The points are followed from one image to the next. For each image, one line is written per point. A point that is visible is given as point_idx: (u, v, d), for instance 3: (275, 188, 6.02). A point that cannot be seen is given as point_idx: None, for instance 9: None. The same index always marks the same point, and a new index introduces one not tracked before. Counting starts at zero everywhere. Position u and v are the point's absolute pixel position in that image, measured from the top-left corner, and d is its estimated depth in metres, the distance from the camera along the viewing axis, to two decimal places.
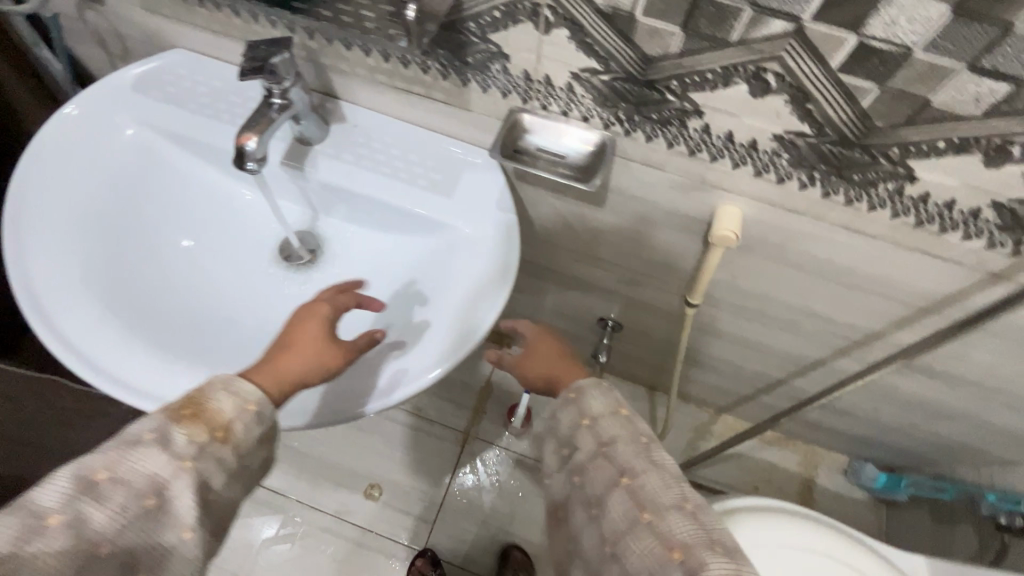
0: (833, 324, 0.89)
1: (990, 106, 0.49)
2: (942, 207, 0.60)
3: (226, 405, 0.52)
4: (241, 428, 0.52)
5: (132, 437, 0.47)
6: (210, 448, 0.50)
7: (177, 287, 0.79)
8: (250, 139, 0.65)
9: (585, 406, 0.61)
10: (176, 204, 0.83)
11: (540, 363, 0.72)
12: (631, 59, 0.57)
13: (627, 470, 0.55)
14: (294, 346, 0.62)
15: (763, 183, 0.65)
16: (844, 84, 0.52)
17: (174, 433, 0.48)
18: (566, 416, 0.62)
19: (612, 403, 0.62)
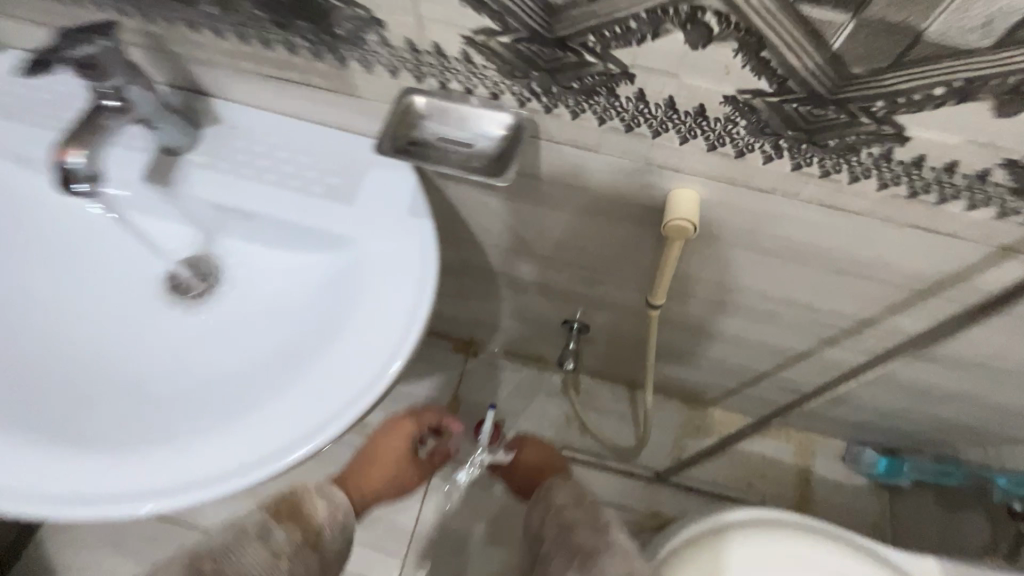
0: (820, 312, 0.77)
1: (1002, 35, 0.37)
2: (941, 172, 0.48)
3: (320, 511, 0.68)
4: (328, 533, 0.68)
5: (244, 531, 0.62)
6: (301, 550, 0.65)
7: (38, 338, 0.66)
8: (74, 155, 0.52)
9: (552, 498, 0.71)
10: (31, 241, 0.69)
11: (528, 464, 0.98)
12: (534, 12, 0.44)
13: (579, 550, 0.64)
14: (383, 456, 0.91)
15: (719, 158, 0.53)
16: (807, 20, 0.39)
17: (275, 530, 0.64)
18: (538, 509, 0.73)
19: (573, 491, 0.72)
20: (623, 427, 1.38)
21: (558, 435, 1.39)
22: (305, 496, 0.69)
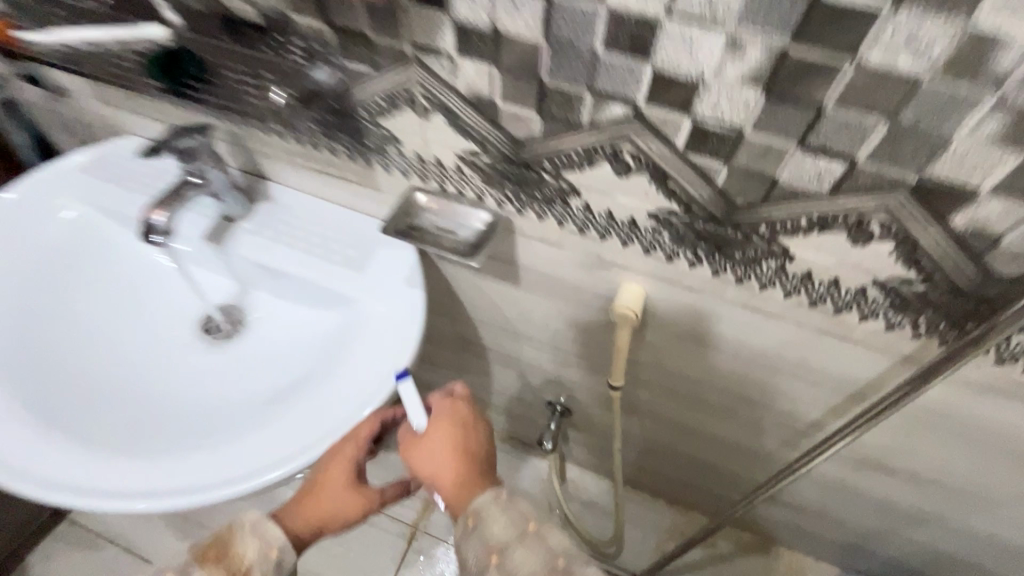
0: (777, 412, 0.81)
1: (835, 184, 0.47)
2: (829, 287, 0.57)
3: (249, 550, 0.59)
4: None
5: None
6: None
7: (70, 347, 0.77)
8: (158, 214, 0.68)
9: (488, 537, 0.51)
10: (100, 282, 0.83)
11: (439, 459, 0.57)
12: (502, 142, 0.58)
13: None
14: (319, 491, 0.63)
15: (654, 261, 0.64)
16: (695, 164, 0.51)
17: None
18: (471, 550, 0.52)
19: (512, 522, 0.52)
20: (604, 523, 1.36)
21: None
22: (244, 522, 0.60)
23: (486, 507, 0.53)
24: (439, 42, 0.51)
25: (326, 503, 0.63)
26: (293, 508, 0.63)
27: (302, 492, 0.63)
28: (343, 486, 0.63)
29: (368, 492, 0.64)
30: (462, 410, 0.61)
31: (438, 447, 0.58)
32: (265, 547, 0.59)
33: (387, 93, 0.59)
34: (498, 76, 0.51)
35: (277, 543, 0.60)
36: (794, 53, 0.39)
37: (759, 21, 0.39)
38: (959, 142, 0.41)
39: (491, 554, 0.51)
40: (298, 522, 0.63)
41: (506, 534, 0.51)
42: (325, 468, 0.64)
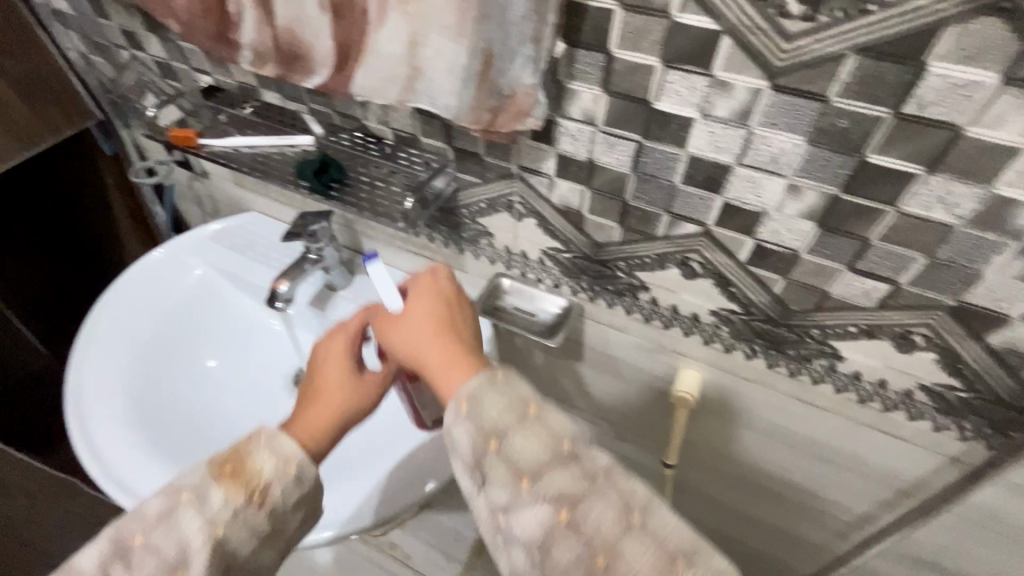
0: (826, 502, 0.83)
1: (881, 299, 0.54)
2: (877, 386, 0.63)
3: (267, 464, 0.50)
4: (277, 491, 0.50)
5: (172, 499, 0.48)
6: (244, 513, 0.48)
7: (190, 397, 0.88)
8: (283, 284, 0.80)
9: (485, 422, 0.49)
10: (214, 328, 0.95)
11: (430, 335, 0.55)
12: (583, 243, 0.68)
13: (525, 473, 0.47)
14: (321, 400, 0.57)
15: (712, 351, 0.72)
16: (755, 275, 0.59)
17: (213, 493, 0.48)
18: (472, 440, 0.49)
19: (514, 403, 0.50)
20: None
21: None
22: (259, 434, 0.52)
23: (481, 383, 0.50)
24: (542, 166, 0.62)
25: (330, 411, 0.57)
26: (292, 422, 0.56)
27: (306, 402, 0.58)
28: (348, 387, 0.58)
29: (374, 386, 0.59)
30: (445, 290, 0.60)
31: (426, 327, 0.56)
32: (285, 462, 0.51)
33: (489, 199, 0.71)
34: (588, 193, 0.62)
35: (294, 458, 0.51)
36: (844, 198, 0.49)
37: (815, 174, 0.48)
38: (990, 275, 0.48)
39: (489, 439, 0.48)
40: (307, 436, 0.55)
41: (504, 417, 0.49)
42: (318, 364, 0.60)
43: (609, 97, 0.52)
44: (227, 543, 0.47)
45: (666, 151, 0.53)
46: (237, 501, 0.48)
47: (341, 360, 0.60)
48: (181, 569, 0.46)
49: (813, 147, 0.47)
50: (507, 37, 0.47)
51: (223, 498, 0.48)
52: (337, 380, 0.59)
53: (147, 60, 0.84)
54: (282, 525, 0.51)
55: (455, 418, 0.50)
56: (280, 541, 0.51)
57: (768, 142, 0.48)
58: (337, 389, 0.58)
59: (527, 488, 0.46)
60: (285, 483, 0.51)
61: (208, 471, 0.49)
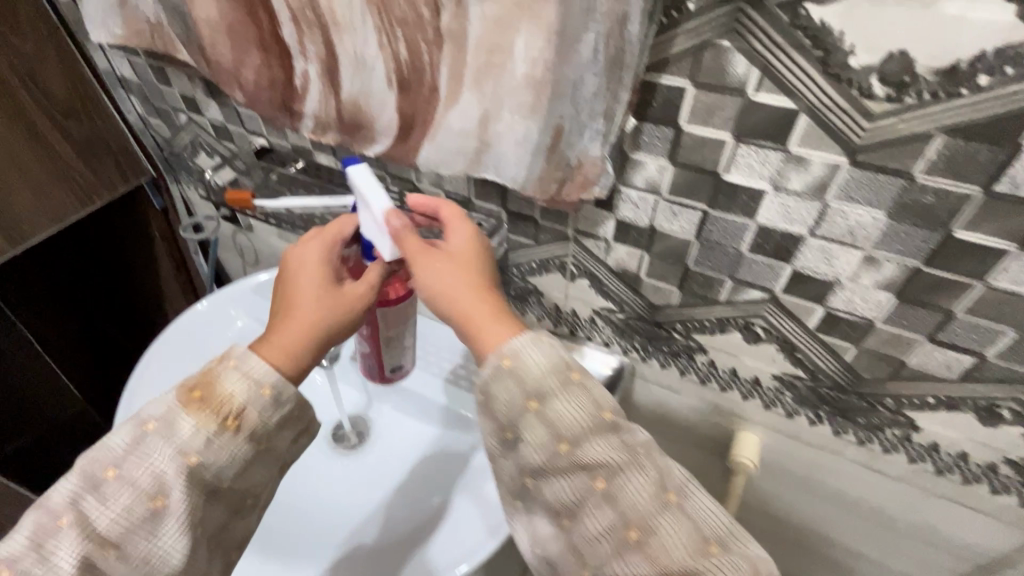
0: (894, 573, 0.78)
1: (964, 372, 0.52)
2: (956, 458, 0.60)
3: (238, 388, 0.48)
4: (252, 413, 0.48)
5: (139, 428, 0.47)
6: (219, 438, 0.47)
7: None
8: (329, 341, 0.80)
9: (527, 381, 0.47)
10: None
11: (453, 280, 0.51)
12: (639, 304, 0.67)
13: (564, 436, 0.45)
14: (297, 315, 0.52)
15: (773, 415, 0.69)
16: (824, 342, 0.58)
17: (182, 420, 0.47)
18: (506, 394, 0.47)
19: (557, 363, 0.48)
20: None
21: None
22: (228, 357, 0.50)
23: (522, 342, 0.48)
24: (600, 230, 0.62)
25: (308, 326, 0.52)
26: (266, 341, 0.52)
27: (280, 317, 0.53)
28: (325, 299, 0.53)
29: (355, 300, 0.54)
30: (460, 232, 0.55)
31: (449, 272, 0.52)
32: (256, 385, 0.48)
33: (541, 259, 0.71)
34: (647, 257, 0.61)
35: (269, 380, 0.49)
36: (926, 271, 0.47)
37: (895, 247, 0.47)
38: None
39: (528, 400, 0.46)
40: (286, 355, 0.51)
41: (547, 379, 0.47)
42: (293, 278, 0.55)
43: (676, 168, 0.52)
44: (206, 469, 0.47)
45: (734, 220, 0.53)
46: (210, 428, 0.47)
47: (318, 273, 0.54)
48: (161, 495, 0.46)
49: (894, 221, 0.46)
50: (580, 113, 0.48)
51: (193, 427, 0.47)
52: (317, 290, 0.54)
53: (203, 123, 0.86)
54: (264, 445, 0.50)
55: (494, 375, 0.47)
56: (273, 459, 0.51)
57: (844, 214, 0.47)
58: (315, 303, 0.53)
59: (566, 452, 0.45)
60: (261, 407, 0.49)
61: (175, 402, 0.48)
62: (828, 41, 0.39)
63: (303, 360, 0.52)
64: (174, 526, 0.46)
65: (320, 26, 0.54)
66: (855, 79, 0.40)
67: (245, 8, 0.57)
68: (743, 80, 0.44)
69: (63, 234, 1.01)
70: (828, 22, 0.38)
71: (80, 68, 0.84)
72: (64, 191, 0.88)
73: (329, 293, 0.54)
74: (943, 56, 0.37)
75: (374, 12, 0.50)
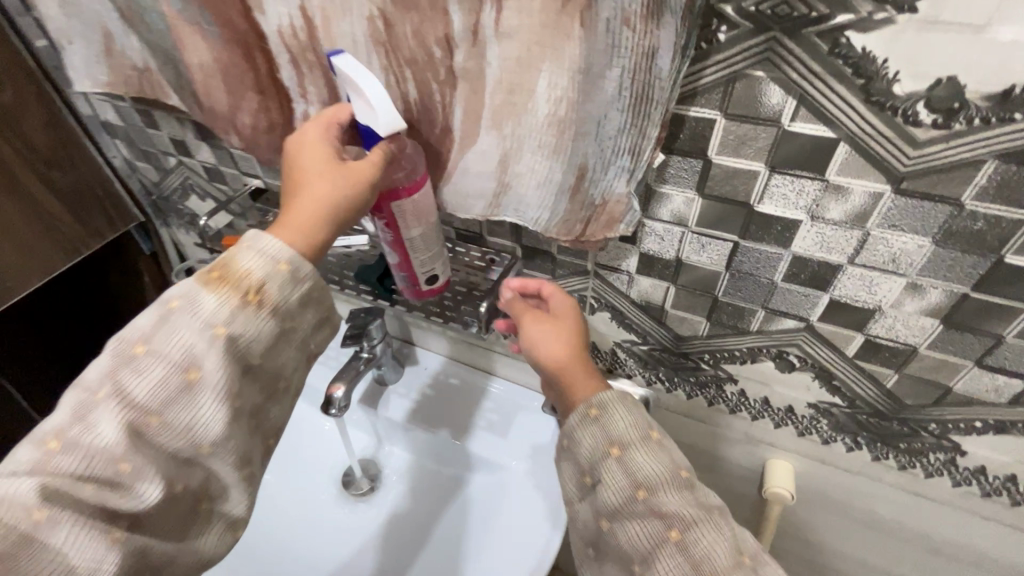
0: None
1: (1013, 396, 0.50)
2: (1004, 480, 0.58)
3: (254, 265, 0.45)
4: (274, 288, 0.45)
5: (164, 307, 0.44)
6: (243, 312, 0.44)
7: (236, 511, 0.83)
8: (339, 389, 0.76)
9: (612, 431, 0.47)
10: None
11: (550, 347, 0.53)
12: (664, 336, 0.65)
13: (643, 483, 0.44)
14: (304, 192, 0.47)
15: (808, 442, 0.67)
16: (863, 368, 0.55)
17: (203, 296, 0.44)
18: (589, 440, 0.48)
19: (637, 421, 0.48)
20: None
21: None
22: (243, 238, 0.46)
23: (611, 397, 0.49)
24: (622, 263, 0.60)
25: (319, 203, 0.47)
26: (281, 222, 0.47)
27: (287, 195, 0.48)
28: (335, 174, 0.47)
29: (365, 175, 0.47)
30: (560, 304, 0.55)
31: (550, 342, 0.54)
32: (273, 260, 0.45)
33: None
34: (673, 289, 0.59)
35: (285, 256, 0.46)
36: (974, 296, 0.45)
37: (940, 274, 0.45)
38: None
39: (611, 447, 0.46)
40: (302, 234, 0.47)
41: (630, 432, 0.47)
42: (295, 156, 0.48)
43: (704, 199, 0.50)
44: (237, 341, 0.44)
45: (768, 250, 0.51)
46: (230, 303, 0.44)
47: (321, 150, 0.48)
48: (195, 366, 0.43)
49: (940, 249, 0.44)
50: (605, 149, 0.46)
51: (216, 304, 0.44)
52: (323, 168, 0.47)
53: (194, 166, 0.83)
54: (289, 322, 0.47)
55: (582, 424, 0.49)
56: (295, 342, 0.49)
57: (887, 242, 0.45)
58: (321, 178, 0.47)
59: (642, 498, 0.44)
60: (281, 284, 0.46)
61: (195, 281, 0.45)
62: (870, 69, 0.37)
63: (322, 238, 0.48)
64: (209, 397, 0.43)
65: (321, 67, 0.52)
66: (900, 107, 0.38)
67: (240, 53, 0.54)
68: (778, 111, 0.42)
69: (47, 289, 0.95)
70: (871, 50, 0.36)
71: (61, 114, 0.80)
72: (48, 242, 0.84)
73: (335, 170, 0.47)
74: (995, 82, 0.35)
75: (380, 52, 0.47)
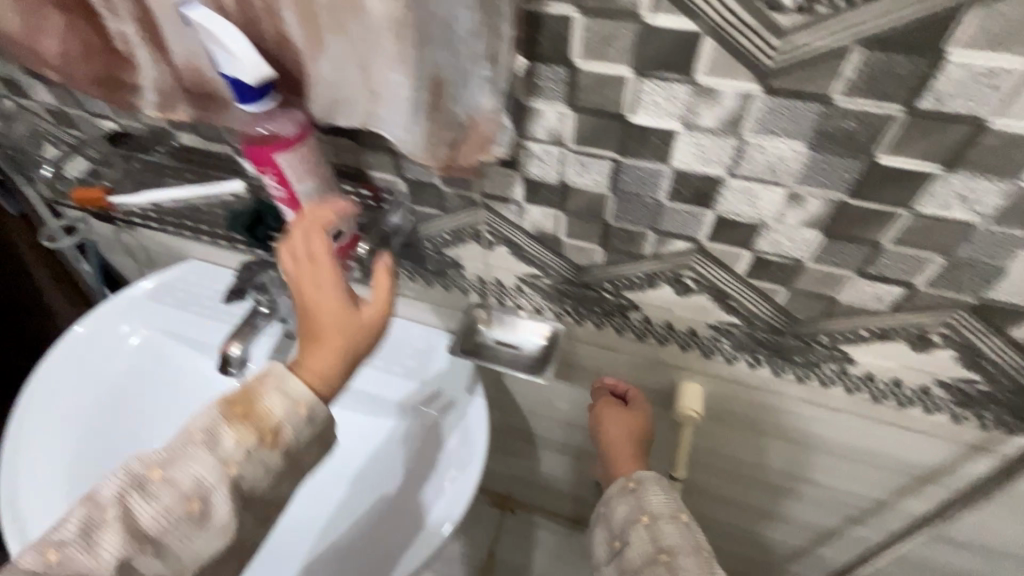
0: (841, 492, 0.81)
1: (894, 303, 0.50)
2: (891, 385, 0.59)
3: (277, 406, 0.47)
4: (290, 431, 0.48)
5: (185, 434, 0.45)
6: (255, 452, 0.46)
7: None
8: (234, 346, 0.71)
9: (645, 502, 0.60)
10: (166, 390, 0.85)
11: (614, 434, 0.69)
12: (564, 268, 0.62)
13: (665, 548, 0.56)
14: (323, 340, 0.49)
15: (713, 363, 0.67)
16: (755, 286, 0.54)
17: (224, 435, 0.45)
18: (623, 507, 0.61)
19: (670, 501, 0.61)
20: None
21: None
22: (268, 376, 0.48)
23: (648, 477, 0.62)
24: (509, 192, 0.55)
25: (335, 358, 0.49)
26: (303, 365, 0.49)
27: (305, 340, 0.49)
28: (349, 316, 0.49)
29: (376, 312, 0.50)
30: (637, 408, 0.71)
31: (618, 430, 0.69)
32: (292, 403, 0.48)
33: (454, 230, 0.64)
34: (563, 217, 0.55)
35: (304, 397, 0.48)
36: (853, 203, 0.43)
37: (819, 181, 0.43)
38: (1015, 272, 0.43)
39: (643, 515, 0.59)
40: (325, 376, 0.49)
41: (661, 506, 0.60)
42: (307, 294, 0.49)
43: (577, 113, 0.45)
44: (242, 481, 0.46)
45: (649, 166, 0.47)
46: (248, 443, 0.46)
47: (331, 290, 0.49)
48: (198, 500, 0.44)
49: (815, 153, 0.41)
50: (456, 60, 0.40)
51: (235, 439, 0.45)
52: (335, 310, 0.48)
53: (36, 109, 0.72)
54: (296, 459, 0.49)
55: (621, 494, 0.62)
56: (297, 473, 0.50)
57: (763, 149, 0.42)
58: (338, 333, 0.48)
59: (663, 560, 0.55)
60: (297, 422, 0.48)
61: (220, 409, 0.46)
62: None
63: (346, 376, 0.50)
64: (204, 532, 0.44)
65: None
66: None
67: None
68: (634, 2, 0.37)
69: None
70: None
71: None
72: None
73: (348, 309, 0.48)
74: None
75: None
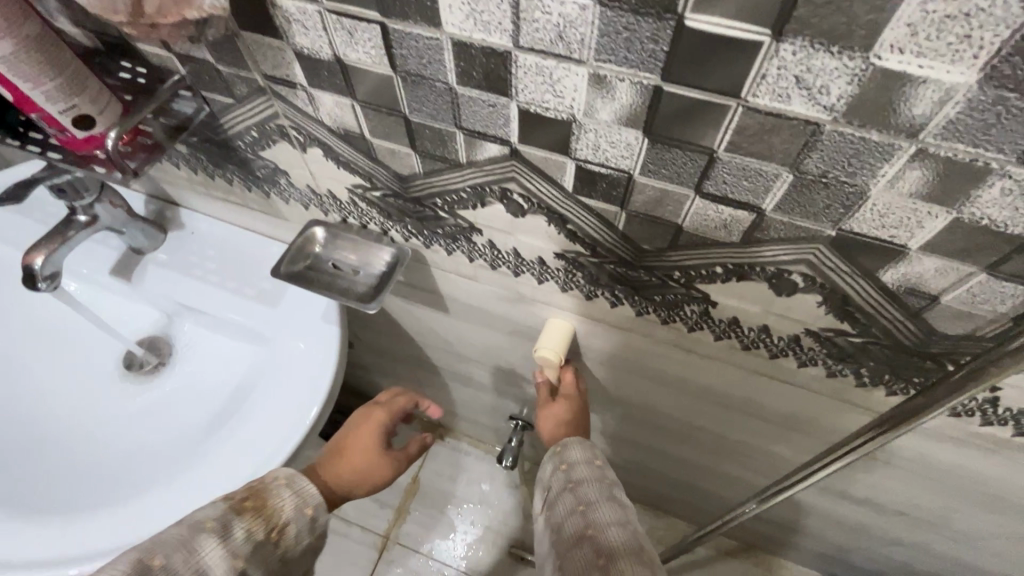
0: (731, 439, 0.75)
1: (744, 234, 0.40)
2: (759, 333, 0.50)
3: (289, 504, 0.50)
4: (295, 532, 0.51)
5: (195, 521, 0.45)
6: (263, 547, 0.48)
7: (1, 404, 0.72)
8: (36, 259, 0.62)
9: (565, 453, 0.58)
10: (87, 356, 0.78)
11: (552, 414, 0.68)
12: (387, 177, 0.51)
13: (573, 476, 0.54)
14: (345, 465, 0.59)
15: (574, 298, 0.58)
16: (589, 208, 0.44)
17: (235, 525, 0.46)
18: (548, 465, 0.58)
19: (589, 451, 0.58)
20: None
21: (513, 531, 1.29)
22: (279, 475, 0.51)
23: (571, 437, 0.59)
24: (290, 75, 0.44)
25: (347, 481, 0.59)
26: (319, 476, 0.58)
27: (332, 455, 0.60)
28: (380, 460, 0.61)
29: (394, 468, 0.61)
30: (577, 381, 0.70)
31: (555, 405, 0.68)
32: (303, 506, 0.51)
33: (258, 126, 0.52)
34: (360, 109, 0.44)
35: (312, 500, 0.52)
36: (668, 90, 0.32)
37: (620, 55, 0.31)
38: (878, 196, 0.33)
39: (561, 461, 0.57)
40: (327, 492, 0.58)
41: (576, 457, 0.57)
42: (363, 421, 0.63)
43: None
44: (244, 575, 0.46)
45: (421, 35, 0.35)
46: (257, 535, 0.47)
47: (377, 433, 0.62)
48: None
49: (606, 10, 0.29)
50: None
51: (245, 532, 0.47)
52: (370, 448, 0.61)
53: None
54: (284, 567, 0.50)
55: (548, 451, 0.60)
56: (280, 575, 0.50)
57: (543, 5, 0.30)
58: (365, 463, 0.61)
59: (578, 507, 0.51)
60: (300, 527, 0.51)
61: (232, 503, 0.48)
62: None
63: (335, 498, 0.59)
64: None
65: None
66: None
67: None
68: None
69: None
70: None
71: None
72: None
73: (383, 454, 0.62)
74: None
75: None
